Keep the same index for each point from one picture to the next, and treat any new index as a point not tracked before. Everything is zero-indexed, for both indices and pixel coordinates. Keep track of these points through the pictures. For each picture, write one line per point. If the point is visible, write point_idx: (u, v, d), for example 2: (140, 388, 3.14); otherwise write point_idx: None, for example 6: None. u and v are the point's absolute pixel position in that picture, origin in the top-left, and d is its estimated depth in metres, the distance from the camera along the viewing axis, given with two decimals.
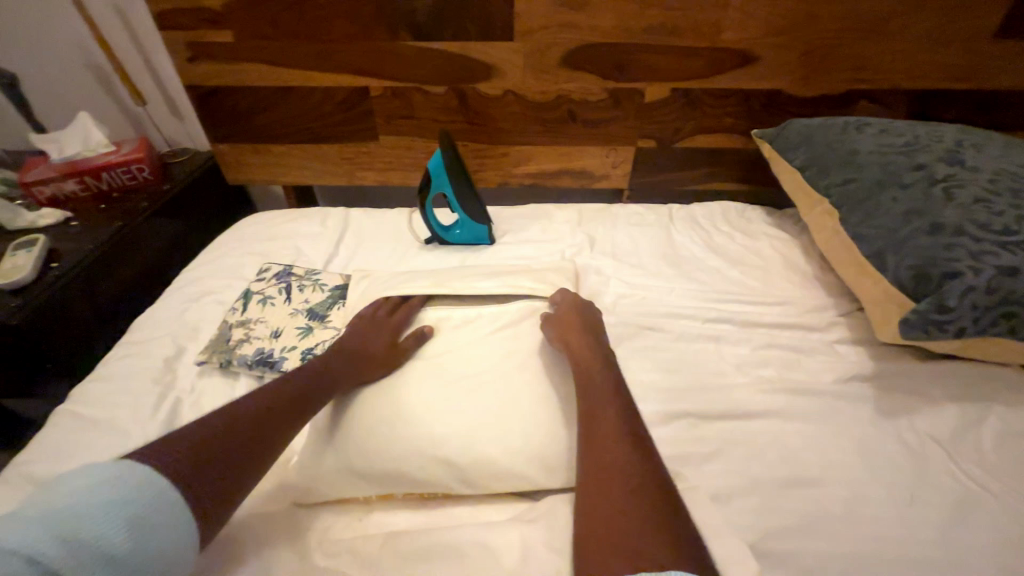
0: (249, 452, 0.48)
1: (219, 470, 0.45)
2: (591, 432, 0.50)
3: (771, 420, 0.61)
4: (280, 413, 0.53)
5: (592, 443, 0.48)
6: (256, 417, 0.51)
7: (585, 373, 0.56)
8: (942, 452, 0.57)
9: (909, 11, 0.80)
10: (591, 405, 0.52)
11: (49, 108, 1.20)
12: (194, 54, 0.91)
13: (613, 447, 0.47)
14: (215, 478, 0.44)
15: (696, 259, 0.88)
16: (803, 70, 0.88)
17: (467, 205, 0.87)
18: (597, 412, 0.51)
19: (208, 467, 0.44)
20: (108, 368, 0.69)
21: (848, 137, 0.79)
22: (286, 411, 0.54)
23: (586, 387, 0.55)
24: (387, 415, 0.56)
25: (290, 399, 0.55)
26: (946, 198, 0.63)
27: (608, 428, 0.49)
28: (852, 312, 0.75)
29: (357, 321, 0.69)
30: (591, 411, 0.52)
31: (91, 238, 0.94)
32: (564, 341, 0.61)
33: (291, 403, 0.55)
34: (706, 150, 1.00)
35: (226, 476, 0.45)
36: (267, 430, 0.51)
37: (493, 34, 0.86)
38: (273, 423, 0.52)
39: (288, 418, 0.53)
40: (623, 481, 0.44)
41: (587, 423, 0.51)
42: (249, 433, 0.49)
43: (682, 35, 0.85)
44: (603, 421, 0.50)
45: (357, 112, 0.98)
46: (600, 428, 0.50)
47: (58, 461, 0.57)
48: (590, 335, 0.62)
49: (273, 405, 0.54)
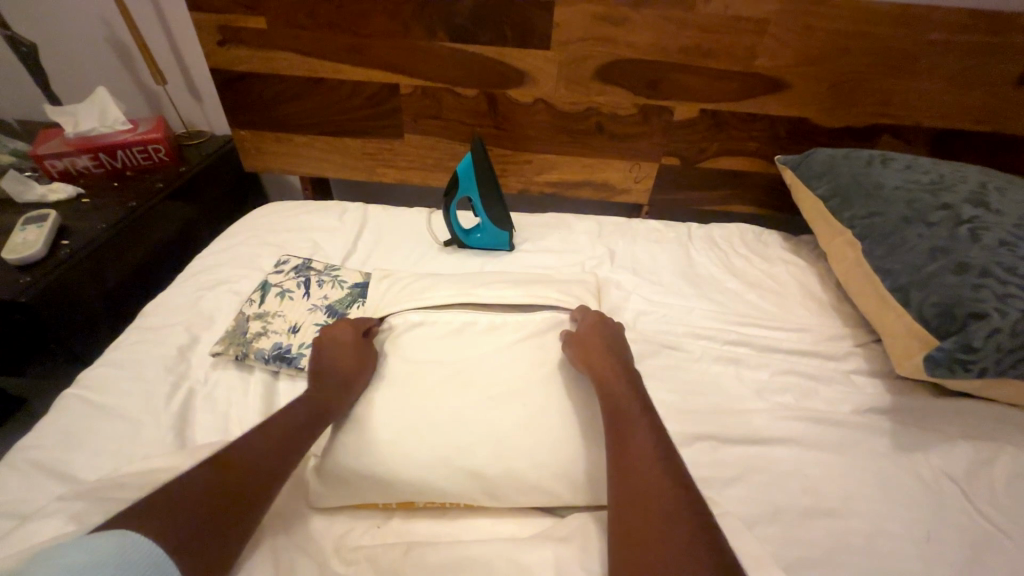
0: (261, 481, 0.47)
1: (236, 507, 0.44)
2: (621, 454, 0.49)
3: (791, 448, 0.62)
4: (291, 445, 0.52)
5: (624, 465, 0.48)
6: (265, 450, 0.50)
7: (609, 393, 0.56)
8: (958, 490, 0.58)
9: (939, 52, 0.82)
10: (619, 427, 0.52)
11: (64, 80, 1.17)
12: (224, 38, 0.90)
13: (647, 470, 0.47)
14: (235, 515, 0.43)
15: (715, 280, 0.88)
16: (830, 102, 0.89)
17: (490, 210, 0.86)
18: (626, 433, 0.51)
19: (225, 504, 0.43)
20: (120, 353, 0.67)
21: (873, 170, 0.79)
22: (295, 441, 0.52)
23: (613, 407, 0.54)
24: (408, 423, 0.55)
25: (297, 427, 0.54)
26: (972, 238, 0.64)
27: (638, 451, 0.49)
28: (868, 343, 0.76)
29: (344, 325, 0.66)
30: (619, 433, 0.51)
31: (105, 217, 0.92)
32: (586, 355, 0.60)
33: (298, 432, 0.53)
34: (728, 171, 1.01)
35: (243, 511, 0.44)
36: (280, 462, 0.50)
37: (530, 42, 0.86)
38: (285, 454, 0.51)
39: (298, 448, 0.52)
40: (661, 504, 0.44)
41: (617, 444, 0.50)
42: (263, 467, 0.48)
43: (716, 58, 0.86)
44: (634, 443, 0.50)
45: (383, 108, 0.97)
46: (630, 450, 0.49)
47: (68, 448, 0.55)
48: (611, 353, 0.61)
49: (281, 436, 0.52)
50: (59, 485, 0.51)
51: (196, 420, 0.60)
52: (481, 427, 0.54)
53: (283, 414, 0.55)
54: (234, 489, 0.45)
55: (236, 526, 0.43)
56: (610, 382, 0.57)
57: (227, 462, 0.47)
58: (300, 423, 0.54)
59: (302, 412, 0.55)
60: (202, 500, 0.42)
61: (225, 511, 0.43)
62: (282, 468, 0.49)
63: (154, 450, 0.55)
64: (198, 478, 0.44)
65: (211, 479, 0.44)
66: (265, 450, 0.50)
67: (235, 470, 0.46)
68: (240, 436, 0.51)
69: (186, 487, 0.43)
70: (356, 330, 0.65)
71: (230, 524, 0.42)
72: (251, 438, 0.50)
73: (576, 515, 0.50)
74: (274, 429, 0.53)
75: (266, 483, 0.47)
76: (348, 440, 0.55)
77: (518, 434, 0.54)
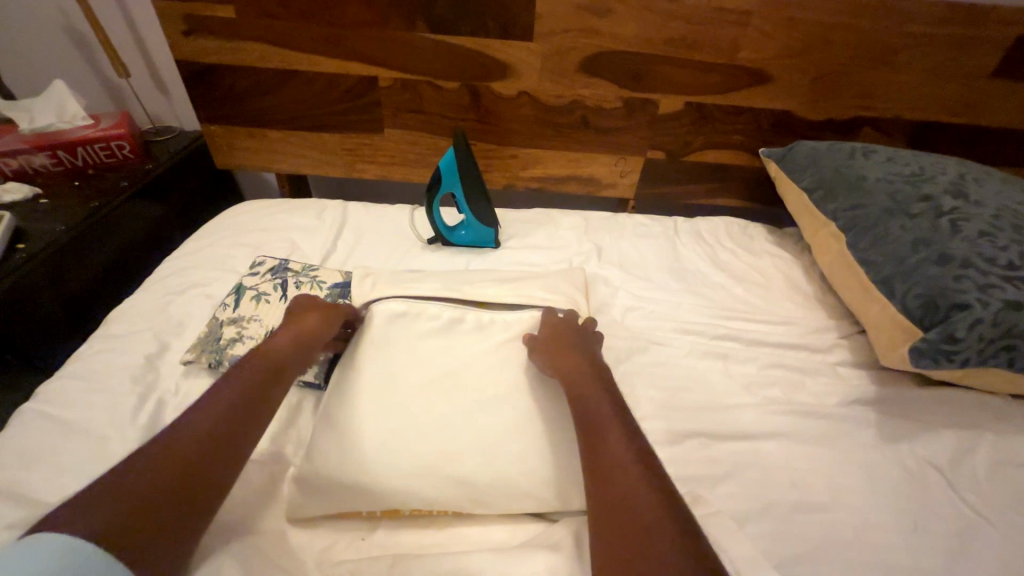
0: (220, 461, 0.45)
1: (195, 491, 0.42)
2: (594, 459, 0.48)
3: (780, 442, 0.62)
4: (240, 423, 0.49)
5: (603, 472, 0.46)
6: (210, 427, 0.47)
7: (579, 395, 0.55)
8: (942, 478, 0.58)
9: (918, 45, 0.82)
10: (590, 433, 0.50)
11: (19, 74, 1.11)
12: (189, 27, 0.85)
13: (625, 474, 0.45)
14: (196, 499, 0.42)
15: (702, 274, 0.88)
16: (813, 95, 0.89)
17: (475, 206, 0.84)
18: (600, 437, 0.50)
19: (183, 493, 0.41)
20: (83, 363, 0.64)
21: (856, 162, 0.80)
22: (245, 419, 0.49)
23: (582, 412, 0.53)
24: (386, 431, 0.53)
25: (250, 397, 0.52)
26: (953, 230, 0.64)
27: (613, 455, 0.47)
28: (853, 335, 0.77)
29: (305, 308, 0.66)
30: (591, 438, 0.50)
31: (65, 218, 0.87)
32: (557, 357, 0.59)
33: (243, 405, 0.50)
34: (712, 165, 1.01)
35: (204, 495, 0.42)
36: (229, 446, 0.46)
37: (512, 33, 0.84)
38: (233, 434, 0.47)
39: (248, 425, 0.49)
40: (644, 510, 0.42)
41: (591, 449, 0.49)
42: (220, 443, 0.46)
43: (700, 50, 0.85)
44: (607, 449, 0.48)
45: (361, 102, 0.94)
46: (603, 454, 0.48)
47: (24, 468, 0.51)
48: (581, 354, 0.60)
49: (235, 410, 0.49)
50: (14, 509, 0.48)
51: None
52: (464, 429, 0.53)
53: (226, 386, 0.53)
54: (192, 471, 0.43)
55: (196, 511, 0.41)
56: (579, 385, 0.56)
57: (182, 446, 0.44)
58: (251, 392, 0.52)
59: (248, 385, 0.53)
60: (154, 494, 0.40)
61: (182, 494, 0.41)
62: (234, 446, 0.47)
63: None
64: (150, 465, 0.42)
65: (162, 465, 0.42)
66: (219, 426, 0.47)
67: (188, 452, 0.44)
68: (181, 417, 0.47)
69: (136, 482, 0.40)
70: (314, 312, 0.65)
71: (193, 509, 0.41)
72: (197, 416, 0.47)
73: (567, 521, 0.49)
74: (217, 407, 0.49)
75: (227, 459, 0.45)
76: (327, 450, 0.53)
77: (503, 437, 0.53)
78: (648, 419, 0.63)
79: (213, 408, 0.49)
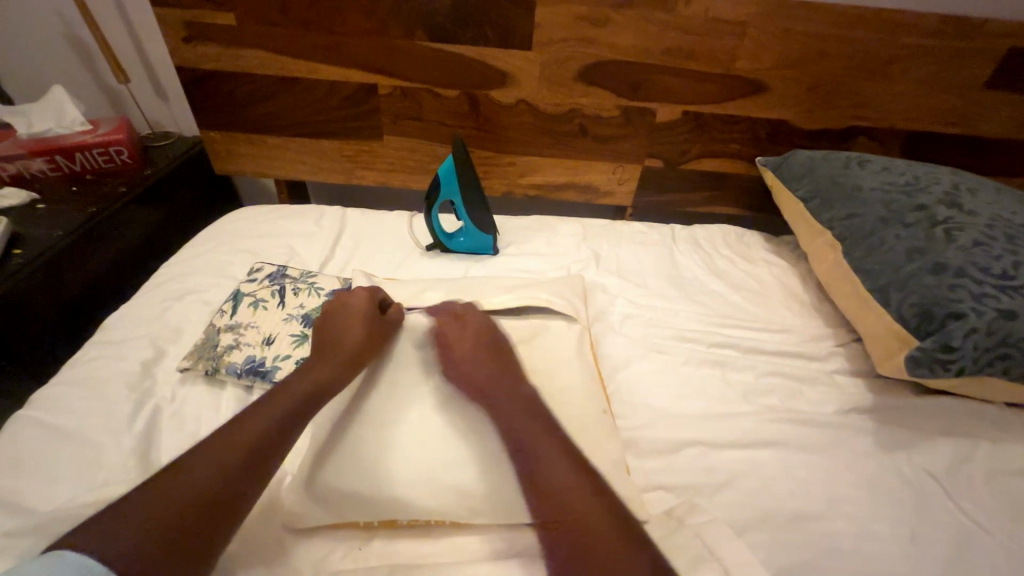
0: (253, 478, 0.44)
1: (227, 505, 0.42)
2: (547, 486, 0.47)
3: (778, 450, 0.61)
4: (279, 436, 0.48)
5: (557, 498, 0.46)
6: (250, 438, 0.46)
7: (528, 417, 0.53)
8: (939, 487, 0.58)
9: (910, 57, 0.83)
10: (540, 457, 0.49)
11: (19, 79, 1.11)
12: (190, 34, 0.86)
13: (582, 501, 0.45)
14: (226, 514, 0.42)
15: (699, 282, 0.88)
16: (809, 104, 0.90)
17: (474, 214, 0.85)
18: (553, 462, 0.48)
19: (215, 507, 0.41)
20: (78, 369, 0.63)
21: (851, 172, 0.80)
22: (285, 432, 0.49)
23: (529, 436, 0.51)
24: (379, 449, 0.53)
25: (294, 409, 0.51)
26: (947, 239, 0.65)
27: (569, 481, 0.46)
28: (850, 343, 0.77)
29: (353, 312, 0.63)
30: (542, 464, 0.48)
31: (62, 223, 0.87)
32: (478, 376, 0.58)
33: (286, 420, 0.49)
34: (710, 173, 1.02)
35: (234, 508, 0.42)
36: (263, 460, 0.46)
37: (511, 42, 0.85)
38: (269, 449, 0.47)
39: (286, 440, 0.49)
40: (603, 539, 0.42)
41: (544, 476, 0.48)
42: (259, 457, 0.46)
43: (697, 60, 0.86)
44: (560, 474, 0.47)
45: (362, 109, 0.94)
46: (559, 479, 0.47)
47: (19, 477, 0.51)
48: (498, 367, 0.60)
49: (282, 417, 0.49)
50: (7, 518, 0.47)
51: (162, 440, 0.56)
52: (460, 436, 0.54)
53: (274, 396, 0.52)
54: (225, 485, 0.43)
55: (228, 527, 0.41)
56: (529, 406, 0.55)
57: (218, 457, 0.44)
58: (299, 402, 0.52)
59: (293, 398, 0.52)
60: (182, 509, 0.40)
61: (230, 506, 0.42)
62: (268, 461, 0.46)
63: (115, 475, 0.52)
64: (197, 474, 0.42)
65: (211, 476, 0.42)
66: (268, 435, 0.47)
67: (236, 462, 0.44)
68: (226, 425, 0.47)
69: (167, 495, 0.40)
70: (364, 318, 0.62)
71: (221, 524, 0.41)
72: (238, 427, 0.47)
73: None
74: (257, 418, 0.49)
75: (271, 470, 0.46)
76: (328, 459, 0.52)
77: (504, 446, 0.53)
78: (646, 427, 0.63)
79: (255, 419, 0.48)
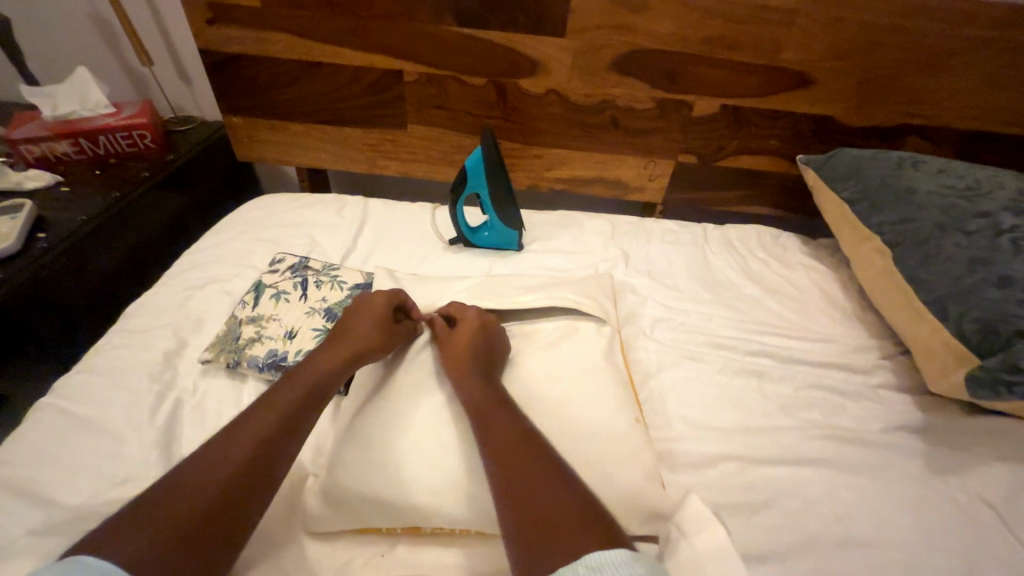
0: (266, 473, 0.43)
1: (243, 502, 0.41)
2: (514, 481, 0.43)
3: (820, 469, 0.58)
4: (290, 428, 0.47)
5: (524, 497, 0.41)
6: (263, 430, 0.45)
7: (499, 412, 0.49)
8: (996, 516, 0.54)
9: (974, 51, 0.77)
10: (507, 451, 0.45)
11: (45, 60, 1.10)
12: (214, 16, 0.84)
13: (551, 495, 0.41)
14: (241, 510, 0.40)
15: (734, 285, 0.84)
16: (859, 100, 0.85)
17: (501, 209, 0.82)
18: (521, 457, 0.45)
19: (230, 502, 0.40)
20: (101, 358, 0.62)
21: (904, 173, 0.75)
22: (297, 424, 0.47)
23: (494, 437, 0.47)
24: (394, 453, 0.50)
25: (305, 400, 0.50)
26: (1015, 250, 0.60)
27: (538, 475, 0.43)
28: (895, 355, 0.73)
29: (364, 304, 0.62)
30: (510, 459, 0.45)
31: (86, 208, 0.86)
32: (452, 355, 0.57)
33: (297, 412, 0.48)
34: (746, 171, 0.97)
35: (250, 505, 0.41)
36: (275, 453, 0.44)
37: (544, 29, 0.81)
38: (282, 440, 0.46)
39: (297, 432, 0.47)
40: (574, 531, 0.38)
41: (510, 470, 0.44)
42: (271, 450, 0.44)
43: (741, 50, 0.81)
44: (529, 471, 0.43)
45: (387, 96, 0.91)
46: (528, 472, 0.43)
47: (41, 468, 0.50)
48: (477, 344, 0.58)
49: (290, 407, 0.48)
50: (29, 511, 0.46)
51: (183, 434, 0.55)
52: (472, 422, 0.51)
53: (284, 386, 0.51)
54: (240, 480, 0.41)
55: (244, 521, 0.40)
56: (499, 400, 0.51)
57: (232, 449, 0.43)
58: (310, 390, 0.51)
59: (303, 387, 0.51)
60: (197, 502, 0.38)
61: (244, 496, 0.41)
62: (281, 455, 0.45)
63: (136, 471, 0.51)
64: (207, 469, 0.41)
65: (224, 469, 0.41)
66: (276, 424, 0.46)
67: (247, 454, 0.43)
68: (237, 416, 0.46)
69: (184, 490, 0.39)
70: (376, 309, 0.61)
71: (236, 518, 0.40)
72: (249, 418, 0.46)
73: None
74: (270, 407, 0.48)
75: (282, 461, 0.45)
76: (350, 462, 0.50)
77: None
78: (679, 439, 0.60)
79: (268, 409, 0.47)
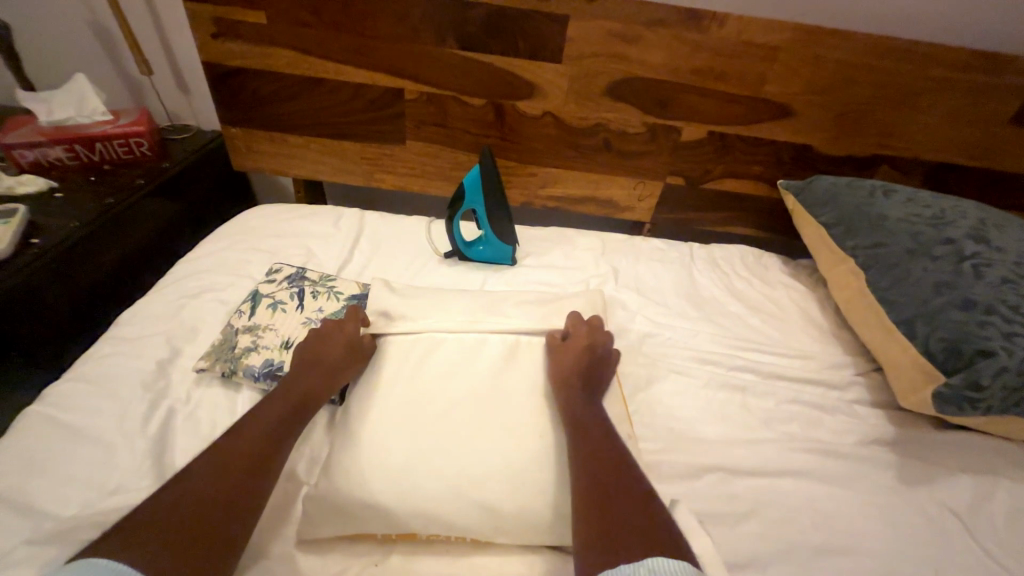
0: (240, 500, 0.45)
1: (219, 527, 0.42)
2: (600, 482, 0.48)
3: (800, 481, 0.61)
4: (260, 457, 0.49)
5: (602, 498, 0.47)
6: (231, 462, 0.47)
7: (595, 422, 0.55)
8: (961, 526, 0.58)
9: (939, 90, 0.83)
10: (599, 457, 0.51)
11: (41, 64, 1.10)
12: (219, 30, 0.85)
13: (627, 504, 0.46)
14: (218, 533, 0.42)
15: (719, 303, 0.87)
16: (836, 130, 0.90)
17: (496, 224, 0.84)
18: (607, 466, 0.50)
19: (206, 528, 0.42)
20: (92, 366, 0.62)
21: (875, 201, 0.80)
22: (268, 454, 0.50)
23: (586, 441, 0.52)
24: (396, 459, 0.51)
25: (276, 430, 0.52)
26: (976, 275, 0.65)
27: (619, 486, 0.48)
28: (869, 372, 0.77)
29: (331, 330, 0.64)
30: (599, 463, 0.50)
31: (78, 214, 0.86)
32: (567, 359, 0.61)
33: (267, 444, 0.50)
34: (730, 194, 1.01)
35: (227, 529, 0.43)
36: (245, 482, 0.47)
37: (542, 55, 0.85)
38: (254, 469, 0.48)
39: (268, 460, 0.49)
40: (633, 535, 0.43)
41: (597, 473, 0.49)
42: (242, 479, 0.47)
43: (727, 81, 0.86)
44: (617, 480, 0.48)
45: (387, 113, 0.93)
46: (610, 481, 0.48)
47: (31, 477, 0.50)
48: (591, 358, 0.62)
49: (282, 418, 0.53)
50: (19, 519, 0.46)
51: (176, 443, 0.55)
52: (561, 422, 0.55)
53: (254, 417, 0.53)
54: (214, 507, 0.43)
55: (223, 545, 0.42)
56: (583, 412, 0.55)
57: (204, 481, 0.45)
58: (281, 419, 0.54)
59: (273, 417, 0.53)
60: (172, 530, 0.40)
61: (222, 520, 0.43)
62: (253, 483, 0.47)
63: (130, 480, 0.51)
64: (176, 500, 0.43)
65: (195, 500, 0.43)
66: (270, 434, 0.51)
67: (219, 483, 0.45)
68: (205, 451, 0.49)
69: (162, 518, 0.41)
70: (342, 335, 0.63)
71: (213, 543, 0.41)
72: (218, 450, 0.49)
73: None
74: (241, 439, 0.50)
75: (258, 485, 0.47)
76: (341, 472, 0.51)
77: (531, 469, 0.51)
78: (667, 451, 0.62)
79: (239, 441, 0.50)
